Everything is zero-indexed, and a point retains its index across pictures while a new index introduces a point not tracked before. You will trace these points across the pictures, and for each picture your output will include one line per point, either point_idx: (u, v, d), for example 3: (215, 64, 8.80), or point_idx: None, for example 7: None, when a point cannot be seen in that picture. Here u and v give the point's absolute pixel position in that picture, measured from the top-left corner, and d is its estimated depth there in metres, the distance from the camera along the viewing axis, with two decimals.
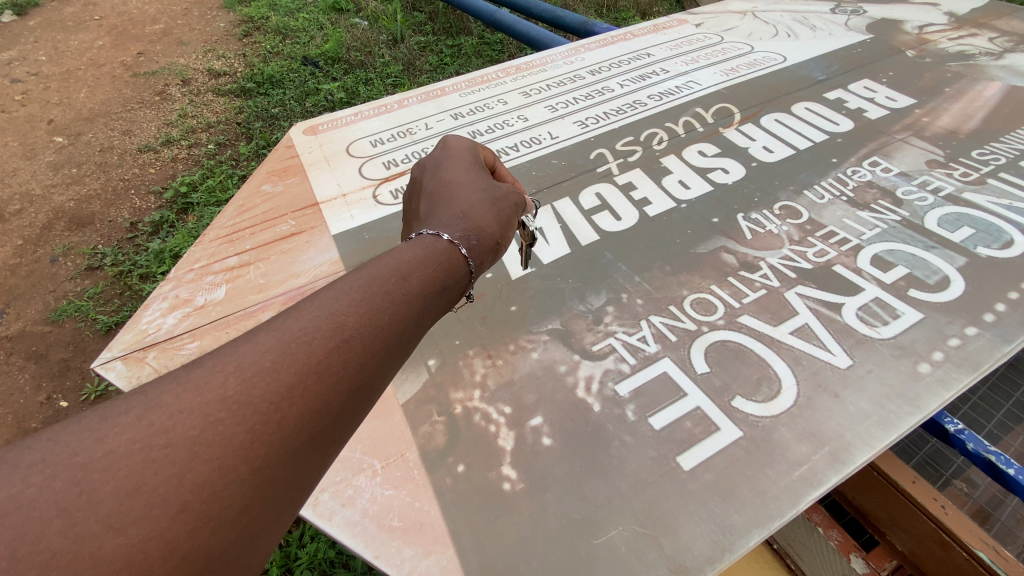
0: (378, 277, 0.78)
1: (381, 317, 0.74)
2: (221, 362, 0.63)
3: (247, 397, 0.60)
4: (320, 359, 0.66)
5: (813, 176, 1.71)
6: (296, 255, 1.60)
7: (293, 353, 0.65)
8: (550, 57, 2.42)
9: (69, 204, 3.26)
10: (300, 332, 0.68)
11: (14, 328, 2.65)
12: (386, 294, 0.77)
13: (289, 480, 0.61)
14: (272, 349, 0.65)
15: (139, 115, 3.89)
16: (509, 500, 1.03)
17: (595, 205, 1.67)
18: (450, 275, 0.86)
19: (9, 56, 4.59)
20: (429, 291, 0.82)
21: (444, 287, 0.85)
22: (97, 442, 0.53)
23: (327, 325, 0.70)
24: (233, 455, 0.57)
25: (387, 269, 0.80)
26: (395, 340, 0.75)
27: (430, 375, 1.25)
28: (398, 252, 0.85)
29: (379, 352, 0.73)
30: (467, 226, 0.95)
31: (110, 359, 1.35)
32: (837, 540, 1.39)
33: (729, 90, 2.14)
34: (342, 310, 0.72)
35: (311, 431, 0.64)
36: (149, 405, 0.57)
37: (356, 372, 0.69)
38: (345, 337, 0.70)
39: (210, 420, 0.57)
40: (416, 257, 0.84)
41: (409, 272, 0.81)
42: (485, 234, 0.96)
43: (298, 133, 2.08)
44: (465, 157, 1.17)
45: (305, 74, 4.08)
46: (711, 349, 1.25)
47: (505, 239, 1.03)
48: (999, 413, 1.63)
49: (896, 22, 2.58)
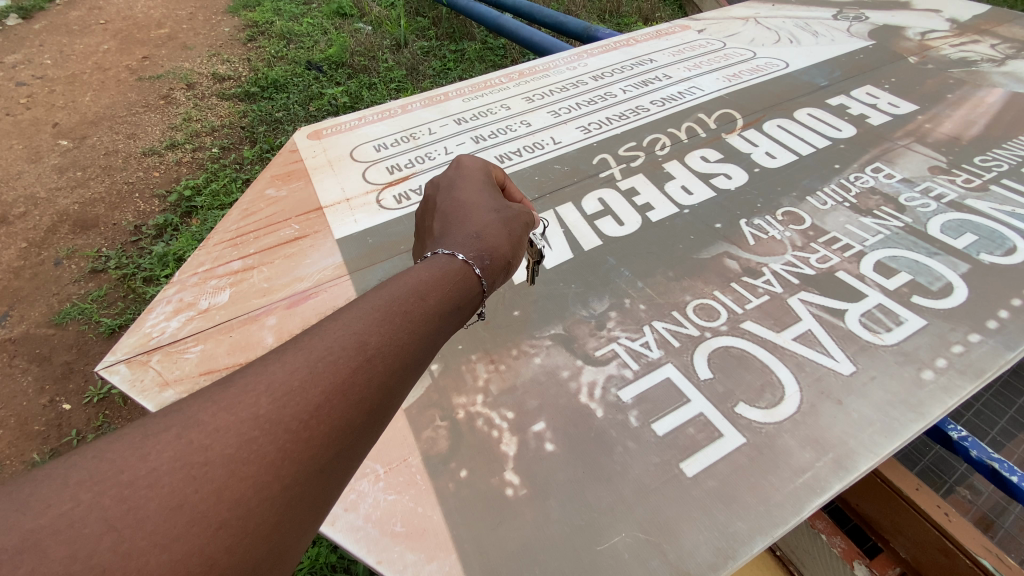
0: (397, 296, 0.79)
1: (400, 336, 0.75)
2: (253, 381, 0.64)
3: (278, 416, 0.61)
4: (344, 379, 0.67)
5: (815, 182, 1.71)
6: (299, 259, 1.61)
7: (319, 372, 0.66)
8: (553, 62, 2.43)
9: (74, 207, 3.27)
10: (325, 351, 0.69)
11: (18, 330, 2.66)
12: (405, 313, 0.77)
13: (317, 496, 0.62)
14: (299, 368, 0.66)
15: (144, 118, 3.92)
16: (512, 506, 1.03)
17: (598, 210, 1.67)
18: (464, 295, 0.87)
19: (15, 59, 4.62)
20: (445, 310, 0.83)
21: (458, 305, 0.85)
22: (141, 459, 0.54)
23: (350, 344, 0.71)
24: (266, 472, 0.57)
25: (405, 289, 0.81)
26: (414, 359, 0.76)
27: (433, 380, 1.25)
28: (413, 272, 0.85)
29: (399, 371, 0.73)
30: (480, 245, 0.95)
31: (114, 362, 1.36)
32: (841, 547, 1.38)
33: (731, 96, 2.15)
34: (365, 330, 0.73)
35: (336, 449, 0.64)
36: (187, 423, 0.58)
37: (378, 390, 0.70)
38: (367, 356, 0.71)
39: (244, 439, 0.58)
40: (432, 276, 0.85)
41: (426, 291, 0.82)
42: (498, 254, 0.96)
43: (302, 138, 2.09)
44: (477, 176, 1.17)
45: (308, 78, 4.10)
46: (714, 355, 1.25)
47: (517, 258, 1.03)
48: (1003, 420, 1.62)
49: (898, 29, 2.58)
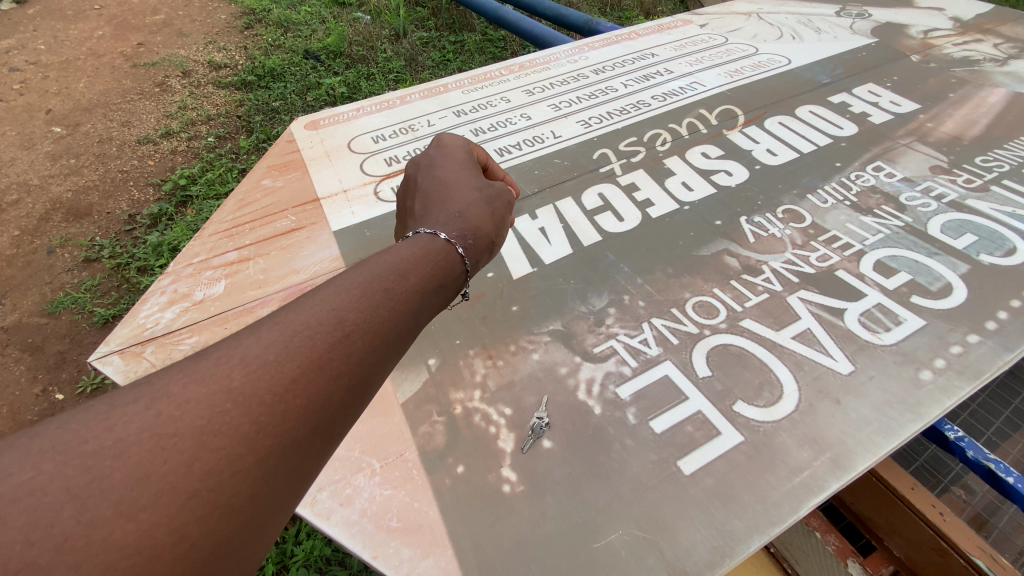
0: (377, 274, 0.78)
1: (380, 313, 0.74)
2: (227, 353, 0.62)
3: (251, 388, 0.60)
4: (321, 354, 0.66)
5: (816, 180, 1.71)
6: (295, 251, 1.59)
7: (295, 347, 0.65)
8: (554, 55, 2.41)
9: (67, 194, 3.23)
10: (302, 326, 0.68)
11: (10, 319, 2.63)
12: (384, 289, 0.76)
13: (292, 470, 0.61)
14: (274, 342, 0.65)
15: (139, 106, 3.87)
16: (509, 503, 1.03)
17: (598, 205, 1.66)
18: (446, 274, 0.86)
19: (8, 44, 4.54)
20: (427, 289, 0.82)
21: (440, 285, 0.84)
22: (107, 430, 0.53)
23: (328, 320, 0.69)
24: (239, 443, 0.56)
25: (386, 266, 0.79)
26: (394, 337, 0.75)
27: (430, 374, 1.24)
28: (395, 250, 0.84)
29: (379, 348, 0.72)
30: (463, 225, 0.94)
31: (108, 353, 1.34)
32: (835, 545, 1.39)
33: (732, 92, 2.13)
34: (344, 306, 0.72)
35: (313, 424, 0.63)
36: (156, 395, 0.57)
37: (357, 366, 0.69)
38: (346, 332, 0.70)
39: (216, 411, 0.57)
40: (414, 255, 0.84)
41: (408, 270, 0.81)
42: (481, 233, 0.96)
43: (299, 128, 2.07)
44: (457, 154, 1.15)
45: (305, 67, 4.06)
46: (713, 352, 1.24)
47: (499, 238, 1.03)
48: (999, 420, 1.63)
49: (901, 26, 2.57)
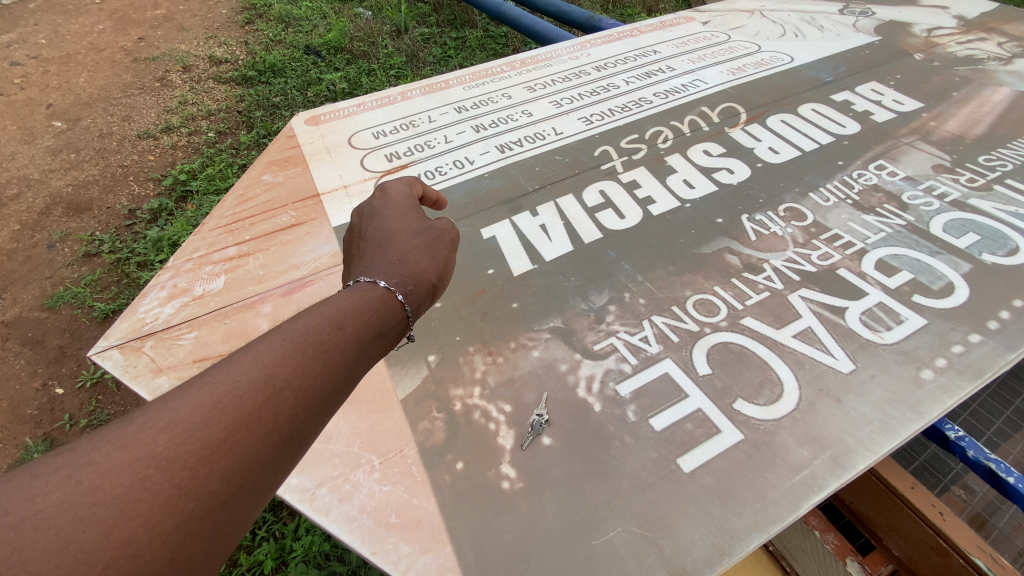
0: (312, 326, 0.77)
1: (314, 367, 0.73)
2: (152, 417, 0.62)
3: (175, 453, 0.60)
4: (248, 413, 0.66)
5: (818, 179, 1.70)
6: (295, 246, 1.58)
7: (223, 408, 0.65)
8: (556, 52, 2.40)
9: (67, 189, 3.23)
10: (231, 385, 0.67)
11: (10, 314, 2.63)
12: (318, 343, 0.76)
13: (218, 531, 0.60)
14: (202, 404, 0.64)
15: (139, 100, 3.86)
16: (508, 499, 1.02)
17: (598, 203, 1.65)
18: (386, 320, 0.85)
19: (9, 38, 4.52)
20: (365, 338, 0.81)
21: (378, 333, 0.83)
22: (26, 502, 0.53)
23: (259, 377, 0.69)
24: (159, 510, 0.56)
25: (322, 318, 0.79)
26: (329, 389, 0.74)
27: (430, 371, 1.24)
28: (333, 301, 0.83)
29: (313, 402, 0.72)
30: (403, 271, 0.93)
31: (107, 348, 1.34)
32: (833, 544, 1.38)
33: (734, 90, 2.12)
34: (276, 361, 0.71)
35: (239, 484, 0.63)
36: (78, 463, 0.57)
37: (288, 423, 0.69)
38: (277, 388, 0.69)
39: (137, 477, 0.57)
40: (352, 304, 0.83)
41: (345, 320, 0.80)
42: (422, 277, 0.95)
43: (300, 123, 2.06)
44: (399, 199, 1.15)
45: (307, 63, 4.05)
46: (713, 350, 1.24)
47: (444, 279, 1.02)
48: (999, 420, 1.63)
49: (904, 25, 2.56)
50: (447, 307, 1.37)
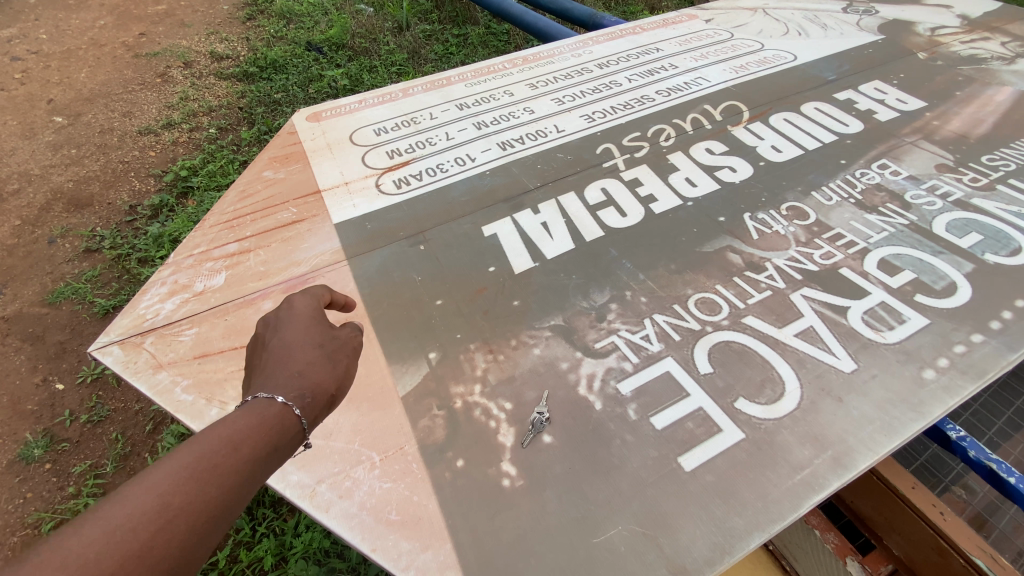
0: (210, 445, 0.74)
1: (210, 490, 0.71)
2: (39, 556, 0.58)
3: None
4: (140, 545, 0.63)
5: (821, 177, 1.70)
6: (296, 243, 1.58)
7: (114, 542, 0.61)
8: (558, 49, 2.39)
9: (68, 184, 3.22)
10: (122, 515, 0.63)
11: (10, 309, 2.62)
12: (211, 469, 0.72)
13: None
14: (93, 539, 0.61)
15: (140, 96, 3.85)
16: (508, 497, 1.02)
17: (600, 201, 1.65)
18: (286, 433, 0.81)
19: (10, 33, 4.51)
20: (265, 455, 0.78)
21: (278, 447, 0.80)
22: None
23: (151, 506, 0.65)
24: None
25: (221, 435, 0.75)
26: (226, 511, 0.71)
27: (430, 368, 1.24)
28: (228, 417, 0.78)
29: (210, 527, 0.69)
30: (300, 379, 0.89)
31: (108, 344, 1.34)
32: (833, 543, 1.39)
33: (737, 88, 2.11)
34: (171, 485, 0.68)
35: None
36: None
37: (184, 550, 0.65)
38: (169, 516, 0.66)
39: None
40: (248, 421, 0.79)
41: (245, 436, 0.77)
42: (320, 383, 0.91)
43: (301, 120, 2.06)
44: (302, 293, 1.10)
45: (308, 59, 4.04)
46: (715, 349, 1.24)
47: (346, 381, 0.98)
48: (1000, 421, 1.62)
49: (908, 23, 2.55)
50: (448, 305, 1.37)
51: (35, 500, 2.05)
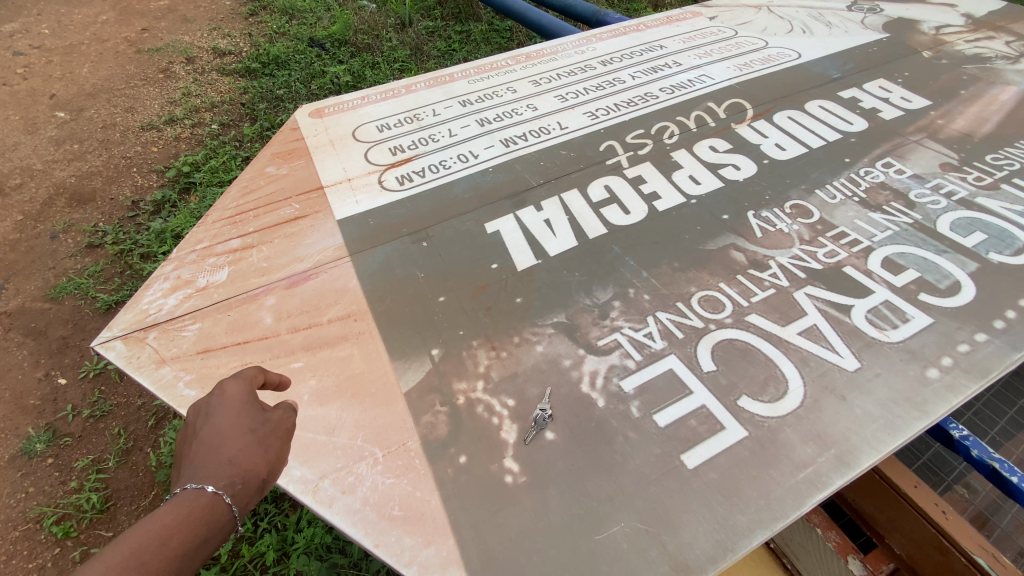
0: (138, 541, 0.73)
1: None
2: None
3: None
4: None
5: (825, 176, 1.69)
6: (298, 239, 1.58)
7: None
8: (561, 46, 2.39)
9: (70, 179, 3.22)
10: None
11: (13, 304, 2.62)
12: (138, 567, 0.71)
13: None
14: None
15: (142, 91, 3.85)
16: (511, 493, 1.03)
17: (603, 198, 1.65)
18: (216, 522, 0.79)
19: (12, 28, 4.51)
20: (194, 546, 0.76)
21: (207, 538, 0.78)
22: None
23: None
24: None
25: (148, 531, 0.74)
26: None
27: (433, 365, 1.24)
28: (154, 514, 0.76)
29: None
30: (230, 463, 0.85)
31: (111, 338, 1.34)
32: (835, 541, 1.39)
33: (741, 86, 2.11)
34: None
35: None
36: None
37: None
38: None
39: None
40: (176, 515, 0.77)
41: (173, 531, 0.76)
42: (254, 464, 0.88)
43: (304, 116, 2.06)
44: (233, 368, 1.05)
45: (310, 55, 4.04)
46: (718, 346, 1.24)
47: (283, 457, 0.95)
48: (1003, 420, 1.62)
49: (913, 22, 2.54)
50: (451, 302, 1.37)
51: (37, 494, 2.06)
